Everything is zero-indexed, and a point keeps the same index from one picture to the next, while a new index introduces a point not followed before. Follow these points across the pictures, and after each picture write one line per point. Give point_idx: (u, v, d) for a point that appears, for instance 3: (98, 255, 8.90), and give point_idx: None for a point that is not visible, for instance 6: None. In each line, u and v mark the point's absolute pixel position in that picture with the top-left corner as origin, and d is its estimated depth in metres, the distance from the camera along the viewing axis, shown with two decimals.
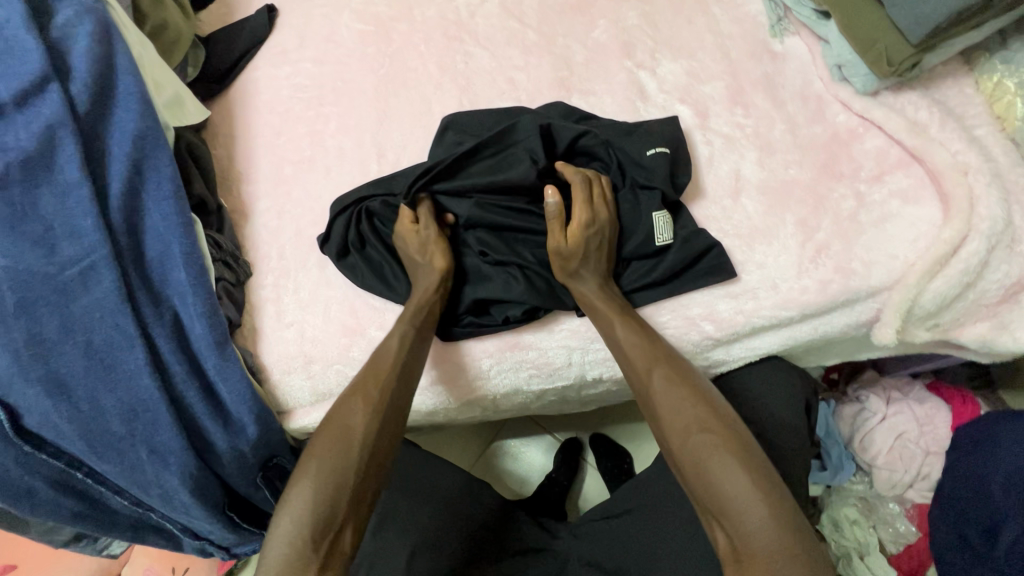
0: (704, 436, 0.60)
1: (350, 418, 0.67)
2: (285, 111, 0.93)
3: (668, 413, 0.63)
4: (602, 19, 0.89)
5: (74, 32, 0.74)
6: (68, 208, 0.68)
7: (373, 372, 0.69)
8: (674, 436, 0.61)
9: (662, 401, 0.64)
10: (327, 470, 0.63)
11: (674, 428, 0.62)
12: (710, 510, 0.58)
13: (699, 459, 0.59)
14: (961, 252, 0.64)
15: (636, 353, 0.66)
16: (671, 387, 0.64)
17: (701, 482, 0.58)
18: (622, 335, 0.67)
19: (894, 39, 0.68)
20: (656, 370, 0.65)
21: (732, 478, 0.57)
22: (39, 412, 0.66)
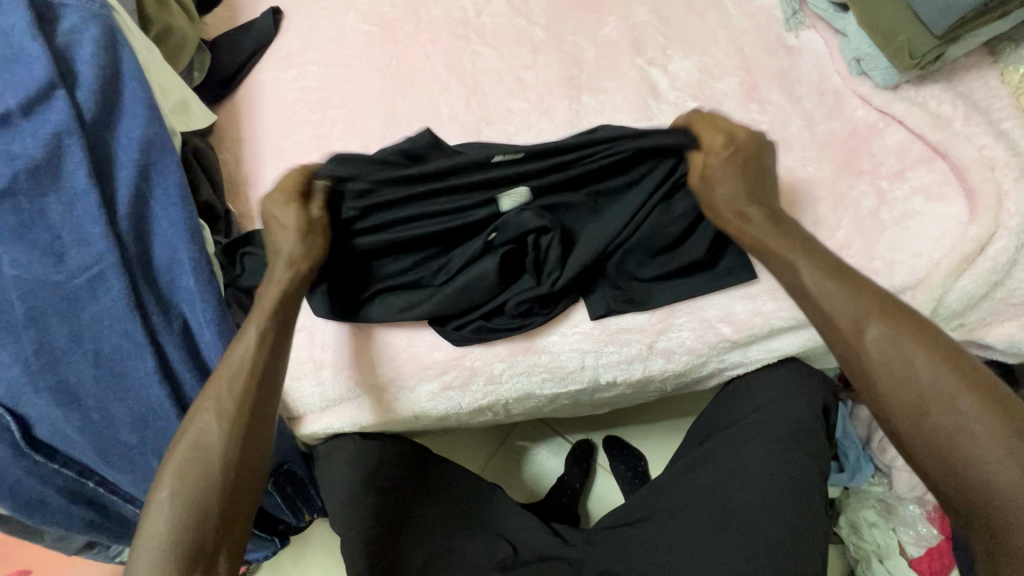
0: (953, 395, 0.50)
1: (205, 428, 0.57)
2: (291, 115, 0.93)
3: (909, 376, 0.52)
4: (612, 16, 0.88)
5: (79, 38, 0.73)
6: (76, 215, 0.68)
7: (223, 372, 0.60)
8: (912, 405, 0.51)
9: (885, 366, 0.53)
10: (182, 480, 0.54)
11: (905, 394, 0.51)
12: (949, 487, 0.49)
13: (959, 442, 0.48)
14: (988, 250, 0.63)
15: (844, 306, 0.56)
16: (896, 339, 0.53)
17: (953, 459, 0.49)
18: (815, 288, 0.58)
19: (916, 31, 0.66)
20: (880, 320, 0.54)
21: (994, 452, 0.47)
22: (49, 421, 0.66)
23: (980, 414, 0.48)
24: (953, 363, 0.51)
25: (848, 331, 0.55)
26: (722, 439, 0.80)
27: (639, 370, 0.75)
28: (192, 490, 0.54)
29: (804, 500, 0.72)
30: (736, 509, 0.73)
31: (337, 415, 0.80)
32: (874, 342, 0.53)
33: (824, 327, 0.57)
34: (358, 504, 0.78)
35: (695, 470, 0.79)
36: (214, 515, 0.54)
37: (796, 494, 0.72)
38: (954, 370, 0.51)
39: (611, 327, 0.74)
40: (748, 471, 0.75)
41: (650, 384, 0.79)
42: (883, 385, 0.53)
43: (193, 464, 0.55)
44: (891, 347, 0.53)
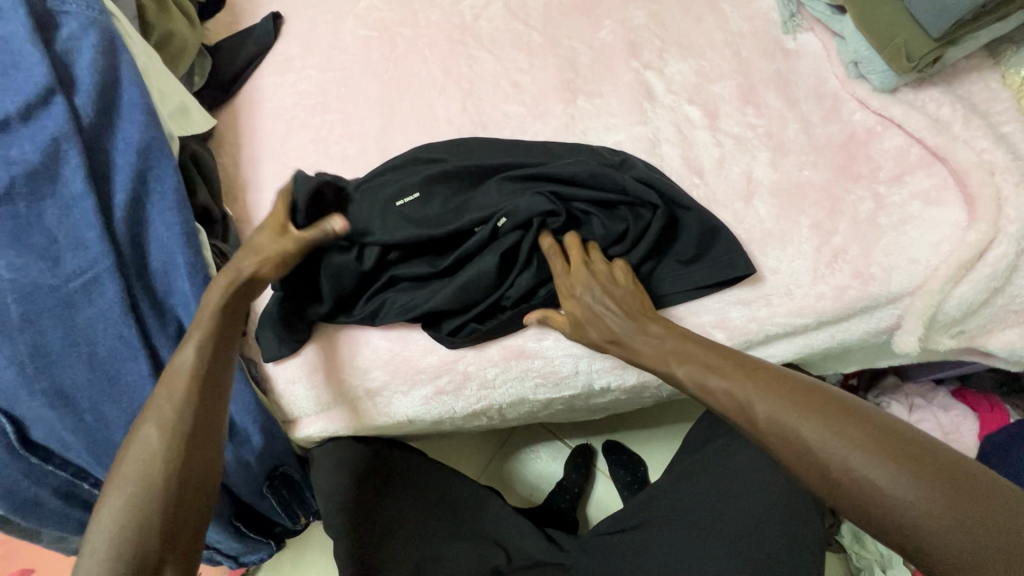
0: (838, 442, 0.50)
1: (143, 439, 0.57)
2: (289, 119, 0.93)
3: (794, 435, 0.52)
4: (608, 19, 0.87)
5: (78, 44, 0.74)
6: (73, 219, 0.69)
7: (161, 386, 0.60)
8: (813, 463, 0.51)
9: (771, 424, 0.54)
10: (128, 487, 0.54)
11: (799, 450, 0.52)
12: (876, 523, 0.48)
13: (864, 483, 0.48)
14: (988, 256, 0.62)
15: (725, 396, 0.58)
16: (759, 394, 0.56)
17: (863, 501, 0.48)
18: (711, 380, 0.59)
19: (915, 33, 0.65)
20: (750, 388, 0.56)
21: (898, 487, 0.47)
22: (44, 424, 0.67)
23: (870, 450, 0.49)
24: (833, 411, 0.53)
25: (731, 406, 0.57)
26: (717, 446, 0.79)
27: (633, 375, 0.75)
28: (135, 497, 0.53)
29: (800, 509, 0.71)
30: (731, 517, 0.72)
31: (332, 419, 0.80)
32: (756, 407, 0.55)
33: (719, 403, 0.58)
34: (352, 509, 0.78)
35: (691, 476, 0.78)
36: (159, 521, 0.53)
37: (793, 503, 0.71)
38: (835, 411, 0.52)
39: None
40: (743, 479, 0.74)
41: (645, 390, 0.78)
42: (781, 453, 0.53)
43: (137, 473, 0.55)
44: (769, 414, 0.54)
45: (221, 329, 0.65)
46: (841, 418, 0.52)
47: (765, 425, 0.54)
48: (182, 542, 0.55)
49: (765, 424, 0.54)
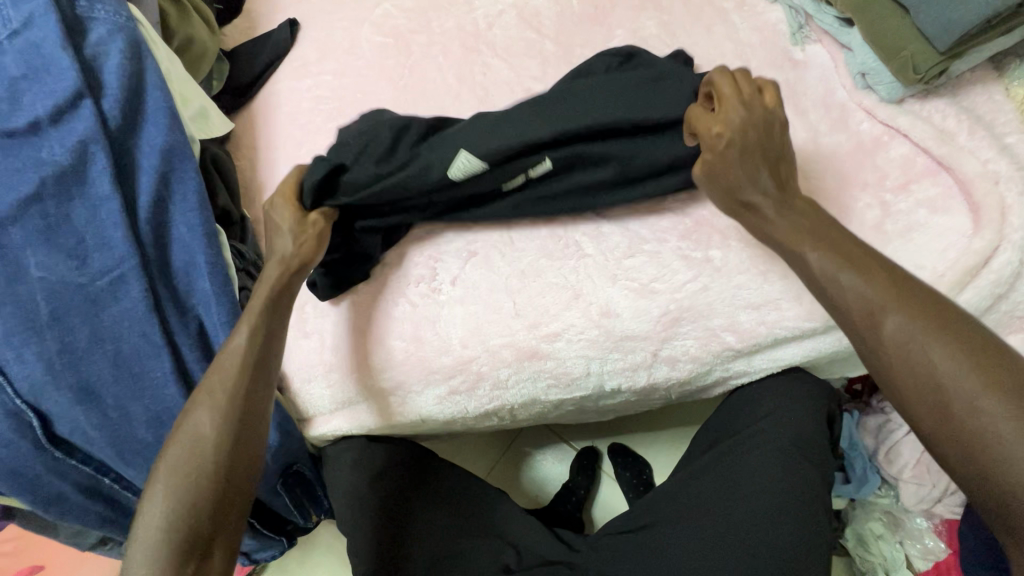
0: (933, 344, 0.51)
1: (192, 421, 0.59)
2: (305, 123, 0.95)
3: (890, 338, 0.53)
4: (620, 29, 0.89)
5: (106, 50, 0.76)
6: (99, 220, 0.70)
7: (211, 374, 0.63)
8: (898, 360, 0.53)
9: (878, 325, 0.55)
10: (172, 467, 0.57)
11: (893, 349, 0.53)
12: (937, 419, 0.50)
13: (972, 413, 0.48)
14: (992, 263, 0.63)
15: (856, 298, 0.56)
16: (871, 284, 0.56)
17: (934, 393, 0.50)
18: (813, 257, 0.60)
19: (921, 47, 0.67)
20: (874, 287, 0.56)
21: (977, 387, 0.48)
22: (69, 419, 0.68)
23: (977, 368, 0.49)
24: (945, 322, 0.52)
25: (827, 284, 0.59)
26: (726, 448, 0.80)
27: (644, 377, 0.76)
28: (177, 481, 0.56)
29: (808, 511, 0.72)
30: (739, 517, 0.73)
31: (346, 418, 0.82)
32: (865, 306, 0.56)
33: (828, 300, 0.59)
34: (364, 506, 0.80)
35: (700, 477, 0.80)
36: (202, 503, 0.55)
37: (800, 504, 0.73)
38: (946, 326, 0.52)
39: (616, 334, 0.74)
40: (750, 480, 0.75)
41: (655, 391, 0.80)
42: (869, 352, 0.55)
43: (179, 462, 0.57)
44: (877, 315, 0.55)
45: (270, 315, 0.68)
46: (978, 354, 0.50)
47: (878, 325, 0.55)
48: (217, 533, 0.56)
49: (890, 347, 0.53)
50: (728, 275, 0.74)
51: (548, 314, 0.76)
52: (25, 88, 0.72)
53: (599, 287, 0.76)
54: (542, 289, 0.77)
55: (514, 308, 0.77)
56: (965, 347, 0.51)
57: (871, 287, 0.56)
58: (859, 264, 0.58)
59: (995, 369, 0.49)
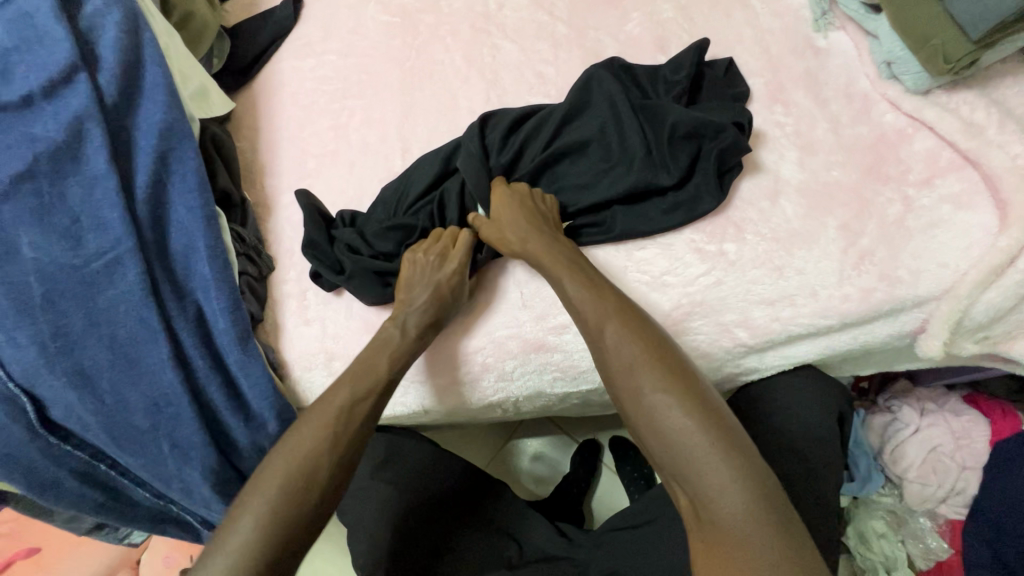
0: (677, 416, 0.53)
1: (274, 471, 0.58)
2: (308, 104, 0.92)
3: (653, 415, 0.55)
4: (635, 12, 0.86)
5: (102, 22, 0.73)
6: (94, 199, 0.68)
7: (310, 418, 0.62)
8: (654, 429, 0.54)
9: (625, 377, 0.58)
10: (263, 515, 0.55)
11: (648, 421, 0.55)
12: (674, 479, 0.53)
13: (690, 457, 0.52)
14: (1018, 262, 0.61)
15: (619, 347, 0.59)
16: (629, 342, 0.59)
17: (684, 463, 0.52)
18: (610, 330, 0.61)
19: (953, 35, 0.64)
20: (629, 349, 0.58)
21: (707, 452, 0.51)
22: (63, 404, 0.66)
23: (692, 412, 0.53)
24: (697, 397, 0.55)
25: (593, 333, 0.62)
26: None
27: None
28: (264, 530, 0.54)
29: (820, 514, 0.70)
30: None
31: None
32: (619, 368, 0.59)
33: (598, 357, 0.62)
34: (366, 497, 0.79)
35: None
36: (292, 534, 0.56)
37: (811, 504, 0.70)
38: (700, 404, 0.54)
39: None
40: None
41: None
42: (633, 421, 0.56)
43: (271, 500, 0.56)
44: (638, 386, 0.56)
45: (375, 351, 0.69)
46: (690, 392, 0.55)
47: (623, 379, 0.58)
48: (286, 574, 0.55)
49: (636, 399, 0.56)
50: (743, 269, 0.70)
51: (557, 305, 0.74)
52: (18, 60, 0.69)
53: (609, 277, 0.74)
54: None
55: (521, 298, 0.75)
56: (704, 422, 0.53)
57: (640, 359, 0.58)
58: (626, 324, 0.60)
59: (694, 403, 0.54)
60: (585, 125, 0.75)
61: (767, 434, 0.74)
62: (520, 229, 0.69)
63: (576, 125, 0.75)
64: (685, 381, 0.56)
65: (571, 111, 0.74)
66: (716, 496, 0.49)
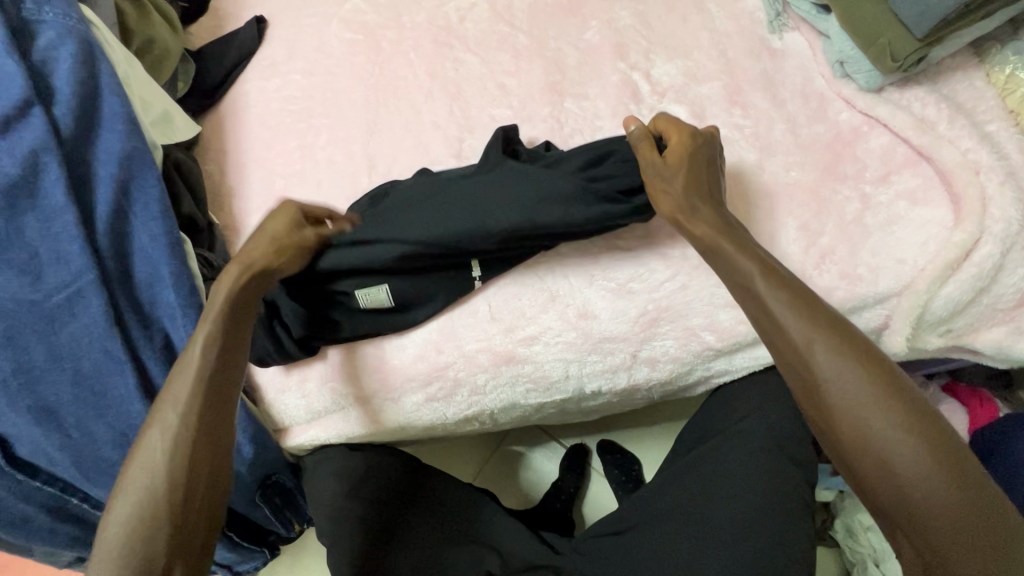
0: (914, 461, 0.49)
1: (150, 441, 0.57)
2: (275, 125, 0.92)
3: (886, 454, 0.50)
4: (594, 20, 0.87)
5: (56, 54, 0.73)
6: (54, 233, 0.68)
7: (171, 387, 0.59)
8: (879, 469, 0.50)
9: (850, 412, 0.51)
10: (139, 483, 0.55)
11: (877, 461, 0.50)
12: (905, 514, 0.49)
13: (917, 497, 0.49)
14: (973, 256, 0.62)
15: (838, 373, 0.52)
16: (851, 371, 0.52)
17: (917, 513, 0.49)
18: (827, 364, 0.53)
19: (898, 33, 0.66)
20: (854, 376, 0.52)
21: (945, 503, 0.48)
22: (31, 439, 0.67)
23: (921, 448, 0.49)
24: (934, 437, 0.50)
25: (793, 357, 0.55)
26: (715, 445, 0.78)
27: (624, 378, 0.75)
28: (135, 500, 0.55)
29: (793, 511, 0.71)
30: (725, 517, 0.71)
31: (322, 427, 0.81)
32: (838, 399, 0.52)
33: (799, 376, 0.55)
34: (344, 516, 0.78)
35: (684, 476, 0.78)
36: (162, 511, 0.54)
37: (784, 501, 0.71)
38: (942, 446, 0.50)
39: (594, 336, 0.73)
40: (732, 480, 0.74)
41: (637, 392, 0.78)
42: (855, 453, 0.51)
43: (142, 470, 0.56)
44: (862, 420, 0.51)
45: (235, 318, 0.63)
46: (915, 427, 0.50)
47: (840, 409, 0.52)
48: (180, 551, 0.55)
49: (847, 430, 0.52)
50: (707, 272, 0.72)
51: (525, 317, 0.74)
52: None
53: (577, 287, 0.74)
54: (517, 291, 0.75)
55: (490, 311, 0.75)
56: (938, 459, 0.49)
57: (867, 391, 0.51)
58: (841, 344, 0.53)
59: (927, 441, 0.50)
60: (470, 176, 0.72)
61: (740, 436, 0.77)
62: (697, 190, 0.65)
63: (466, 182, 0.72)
64: (916, 411, 0.51)
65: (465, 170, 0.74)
66: (952, 551, 0.48)
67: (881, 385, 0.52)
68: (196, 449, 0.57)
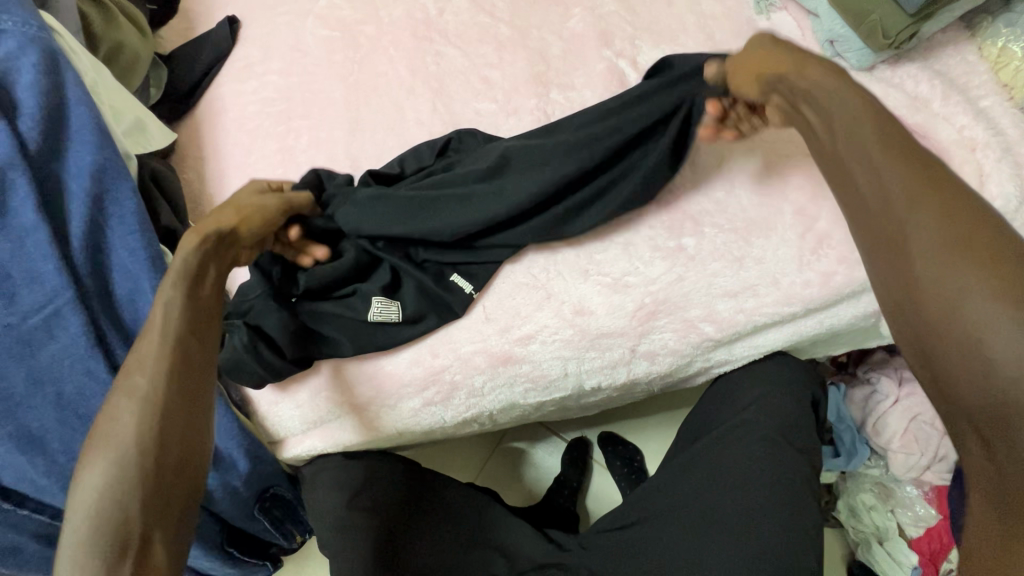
0: (1016, 335, 0.37)
1: (118, 407, 0.46)
2: (253, 128, 0.89)
3: (983, 331, 0.38)
4: (577, 8, 0.85)
5: (17, 64, 0.69)
6: (26, 252, 0.65)
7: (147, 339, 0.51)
8: (979, 371, 0.38)
9: (932, 265, 0.41)
10: (103, 442, 0.45)
11: (953, 325, 0.40)
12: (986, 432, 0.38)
13: (1001, 380, 0.37)
14: None
15: (922, 234, 0.42)
16: (936, 227, 0.42)
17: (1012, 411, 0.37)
18: (915, 223, 0.43)
19: (889, 9, 0.64)
20: (934, 231, 0.42)
21: None
22: (15, 467, 0.65)
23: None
24: None
25: (894, 248, 0.44)
26: (716, 437, 0.78)
27: (624, 374, 0.73)
28: (101, 474, 0.43)
29: (801, 500, 0.70)
30: (730, 509, 0.71)
31: (319, 437, 0.79)
32: (918, 260, 0.42)
33: (884, 245, 0.45)
34: (344, 527, 0.77)
35: (688, 469, 0.77)
36: (141, 466, 0.44)
37: (790, 492, 0.71)
38: None
39: (592, 332, 0.71)
40: (736, 471, 0.73)
41: (637, 386, 0.77)
42: (932, 326, 0.41)
43: (113, 421, 0.46)
44: (958, 298, 0.40)
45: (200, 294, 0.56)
46: (1015, 296, 0.38)
47: (919, 267, 0.42)
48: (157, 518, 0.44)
49: (929, 296, 0.41)
50: (702, 263, 0.71)
51: (520, 316, 0.73)
52: None
53: (571, 284, 0.73)
54: (511, 290, 0.74)
55: (484, 312, 0.74)
56: None
57: (953, 248, 0.41)
58: (949, 214, 0.43)
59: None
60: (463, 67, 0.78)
61: (741, 425, 0.76)
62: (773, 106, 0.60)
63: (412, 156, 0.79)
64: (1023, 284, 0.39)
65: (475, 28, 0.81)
66: None
67: (970, 247, 0.41)
68: (177, 394, 0.48)
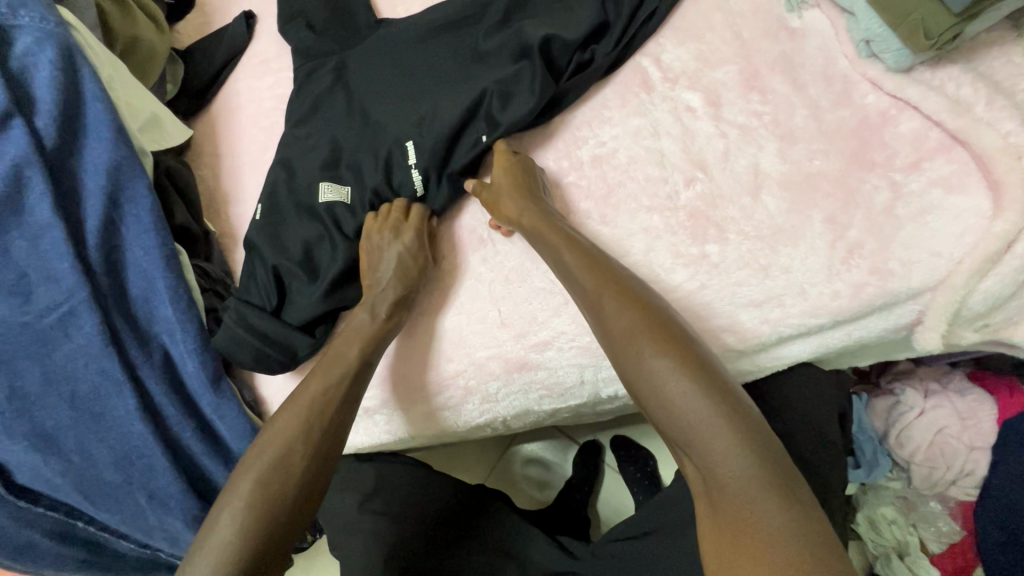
0: (685, 389, 0.52)
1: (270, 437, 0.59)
2: (269, 125, 0.88)
3: (664, 390, 0.52)
4: None
5: (34, 60, 0.69)
6: (42, 251, 0.65)
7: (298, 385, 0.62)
8: (673, 416, 0.52)
9: (623, 341, 0.56)
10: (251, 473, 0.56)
11: (654, 393, 0.53)
12: (681, 450, 0.52)
13: (682, 417, 0.51)
14: (1015, 247, 0.58)
15: (619, 320, 0.57)
16: (625, 311, 0.58)
17: (694, 437, 0.50)
18: (611, 312, 0.58)
19: (931, 9, 0.61)
20: (625, 317, 0.58)
21: (715, 424, 0.50)
22: (32, 464, 0.66)
23: (693, 381, 0.52)
24: (703, 369, 0.53)
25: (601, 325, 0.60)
26: None
27: None
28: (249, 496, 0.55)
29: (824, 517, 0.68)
30: None
31: None
32: (617, 338, 0.57)
33: (598, 327, 0.60)
34: (357, 530, 0.76)
35: None
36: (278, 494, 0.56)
37: None
38: (709, 376, 0.53)
39: None
40: None
41: None
42: (637, 389, 0.55)
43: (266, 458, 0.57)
44: (641, 365, 0.54)
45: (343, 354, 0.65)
46: (682, 358, 0.53)
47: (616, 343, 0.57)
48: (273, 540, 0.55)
49: (630, 368, 0.56)
50: (726, 271, 0.66)
51: (536, 322, 0.71)
52: None
53: None
54: (529, 294, 0.72)
55: (499, 317, 0.72)
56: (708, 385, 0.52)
57: (637, 325, 0.56)
58: (631, 304, 0.58)
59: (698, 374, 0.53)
60: (459, 54, 0.79)
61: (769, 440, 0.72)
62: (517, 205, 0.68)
63: (408, 62, 0.80)
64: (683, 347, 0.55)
65: (474, 7, 0.80)
66: (735, 473, 0.48)
67: (649, 326, 0.56)
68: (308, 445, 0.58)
